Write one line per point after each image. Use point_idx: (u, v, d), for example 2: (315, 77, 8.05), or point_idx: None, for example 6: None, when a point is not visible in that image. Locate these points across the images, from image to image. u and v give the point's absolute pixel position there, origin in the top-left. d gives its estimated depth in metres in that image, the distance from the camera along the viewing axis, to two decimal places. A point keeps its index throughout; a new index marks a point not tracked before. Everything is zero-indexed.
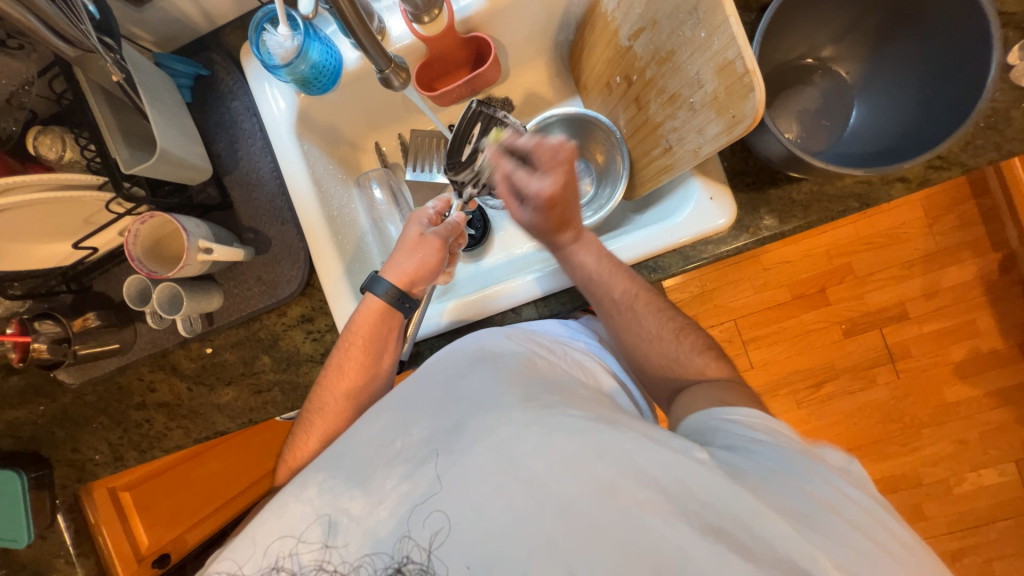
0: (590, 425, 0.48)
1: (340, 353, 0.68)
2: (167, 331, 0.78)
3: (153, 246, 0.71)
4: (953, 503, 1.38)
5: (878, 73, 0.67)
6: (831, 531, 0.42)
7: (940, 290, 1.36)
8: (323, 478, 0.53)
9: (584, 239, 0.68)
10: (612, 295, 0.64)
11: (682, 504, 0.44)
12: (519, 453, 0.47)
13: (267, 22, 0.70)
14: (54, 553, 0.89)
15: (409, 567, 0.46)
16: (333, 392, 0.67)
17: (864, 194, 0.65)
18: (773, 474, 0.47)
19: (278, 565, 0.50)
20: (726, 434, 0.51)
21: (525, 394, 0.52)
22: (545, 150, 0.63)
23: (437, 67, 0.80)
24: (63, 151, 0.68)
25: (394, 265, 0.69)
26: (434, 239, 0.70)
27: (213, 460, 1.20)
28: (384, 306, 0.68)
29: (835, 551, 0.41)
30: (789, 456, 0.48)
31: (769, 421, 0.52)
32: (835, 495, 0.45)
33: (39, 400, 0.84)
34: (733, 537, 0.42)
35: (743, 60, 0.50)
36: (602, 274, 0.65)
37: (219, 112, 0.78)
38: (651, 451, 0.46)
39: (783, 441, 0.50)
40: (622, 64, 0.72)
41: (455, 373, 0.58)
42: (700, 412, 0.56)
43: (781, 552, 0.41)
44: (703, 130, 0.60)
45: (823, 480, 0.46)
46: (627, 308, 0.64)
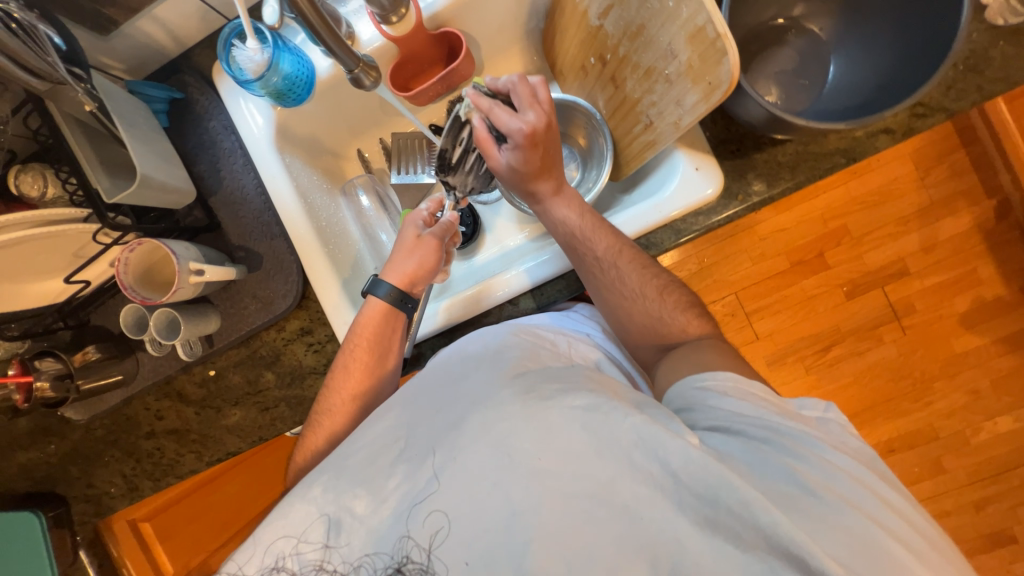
0: (590, 419, 0.47)
1: (348, 354, 0.67)
2: (169, 358, 0.78)
3: (145, 273, 0.71)
4: (971, 454, 1.38)
5: (853, 26, 0.66)
6: (823, 513, 0.42)
7: (937, 242, 1.36)
8: (327, 477, 0.52)
9: (563, 192, 0.67)
10: (595, 252, 0.64)
11: (679, 495, 0.43)
12: (519, 450, 0.46)
13: (235, 37, 0.69)
14: None
15: (409, 567, 0.46)
16: (340, 393, 0.67)
17: (850, 149, 0.64)
18: (761, 452, 0.46)
19: (278, 566, 0.50)
20: (707, 410, 0.51)
21: (524, 386, 0.51)
22: (525, 88, 0.61)
23: (411, 67, 0.79)
24: (45, 187, 0.68)
25: (396, 269, 0.69)
26: (431, 239, 0.70)
27: (228, 484, 1.17)
28: (387, 307, 0.68)
29: (824, 536, 0.41)
30: (774, 430, 0.48)
31: (743, 384, 0.51)
32: (826, 469, 0.45)
33: (48, 439, 0.84)
34: (727, 527, 0.42)
35: (714, 25, 0.50)
36: (584, 231, 0.66)
37: (197, 133, 0.78)
38: (647, 442, 0.45)
39: (766, 407, 0.50)
40: (595, 44, 0.71)
41: (455, 372, 0.57)
42: (678, 383, 0.55)
43: (774, 537, 0.41)
44: (681, 101, 0.59)
45: (810, 453, 0.46)
46: (611, 265, 0.64)
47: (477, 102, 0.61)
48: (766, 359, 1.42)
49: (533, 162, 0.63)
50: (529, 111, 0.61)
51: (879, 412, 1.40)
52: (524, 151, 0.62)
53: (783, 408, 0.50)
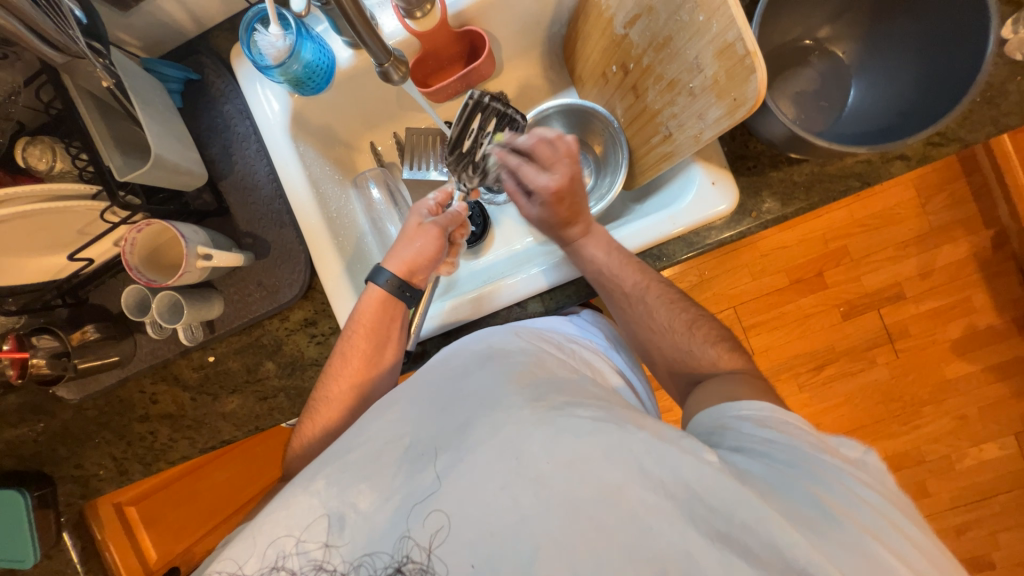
0: (600, 426, 0.47)
1: (348, 340, 0.67)
2: (168, 341, 0.77)
3: (150, 255, 0.70)
4: (955, 479, 1.40)
5: (874, 52, 0.67)
6: (842, 538, 0.41)
7: (936, 269, 1.38)
8: (331, 470, 0.52)
9: (591, 232, 0.69)
10: (623, 288, 0.66)
11: (690, 506, 0.43)
12: (526, 452, 0.46)
13: (257, 22, 0.68)
14: (63, 571, 0.90)
15: (409, 568, 0.45)
16: (337, 377, 0.66)
17: (865, 173, 0.65)
18: (784, 475, 0.46)
19: (277, 566, 0.49)
20: (736, 434, 0.51)
21: (533, 394, 0.51)
22: (545, 145, 0.68)
23: (431, 63, 0.79)
24: (53, 160, 0.66)
25: (398, 257, 0.69)
26: (433, 228, 0.70)
27: (218, 470, 1.17)
28: (385, 296, 0.68)
29: (840, 557, 0.40)
30: (806, 460, 0.47)
31: (779, 415, 0.52)
32: (852, 501, 0.44)
33: (38, 417, 0.82)
34: (740, 543, 0.42)
35: (744, 42, 0.50)
36: (611, 267, 0.67)
37: (211, 116, 0.77)
38: (658, 453, 0.46)
39: (797, 437, 0.50)
40: (618, 53, 0.71)
41: (462, 372, 0.57)
42: (708, 410, 0.56)
43: (789, 560, 0.40)
44: (703, 115, 0.59)
45: (839, 485, 0.45)
46: (638, 300, 0.66)
47: (503, 160, 0.70)
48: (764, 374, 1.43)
49: (557, 215, 0.68)
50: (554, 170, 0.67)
51: (869, 433, 1.42)
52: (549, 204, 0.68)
53: (820, 442, 0.50)
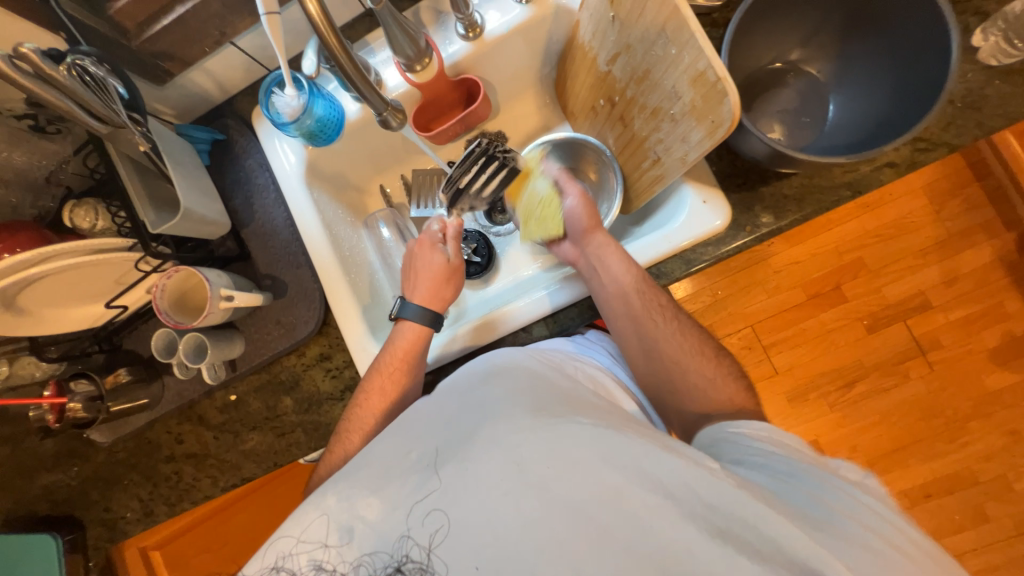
0: (600, 433, 0.48)
1: (378, 376, 0.69)
2: (194, 381, 0.81)
3: (178, 299, 0.75)
4: (1016, 501, 1.29)
5: (849, 70, 0.69)
6: (847, 535, 0.43)
7: (959, 275, 1.34)
8: (342, 487, 0.53)
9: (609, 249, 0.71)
10: (634, 309, 0.67)
11: (691, 506, 0.44)
12: (527, 458, 0.47)
13: (275, 85, 0.76)
14: None
15: (409, 567, 0.47)
16: (370, 414, 0.67)
17: (856, 182, 0.66)
18: (786, 483, 0.48)
19: (277, 566, 0.51)
20: (734, 446, 0.54)
21: (536, 404, 0.52)
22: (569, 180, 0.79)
23: (432, 110, 0.85)
24: (95, 220, 0.73)
25: (431, 296, 0.75)
26: (458, 260, 0.78)
27: (239, 513, 1.15)
28: (424, 330, 0.72)
29: (847, 553, 0.41)
30: (805, 466, 0.49)
31: (778, 433, 0.54)
32: (853, 502, 0.46)
33: (73, 461, 0.86)
34: (739, 538, 0.42)
35: (714, 69, 0.53)
36: (632, 287, 0.68)
37: (235, 170, 0.84)
38: (658, 457, 0.46)
39: (795, 450, 0.52)
40: (604, 87, 0.76)
41: (467, 389, 0.58)
42: (709, 427, 0.59)
43: (793, 556, 0.41)
44: (687, 138, 0.62)
45: (840, 488, 0.47)
46: (645, 322, 0.67)
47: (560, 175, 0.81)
48: (788, 394, 1.38)
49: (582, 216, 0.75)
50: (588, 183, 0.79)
51: (911, 453, 1.34)
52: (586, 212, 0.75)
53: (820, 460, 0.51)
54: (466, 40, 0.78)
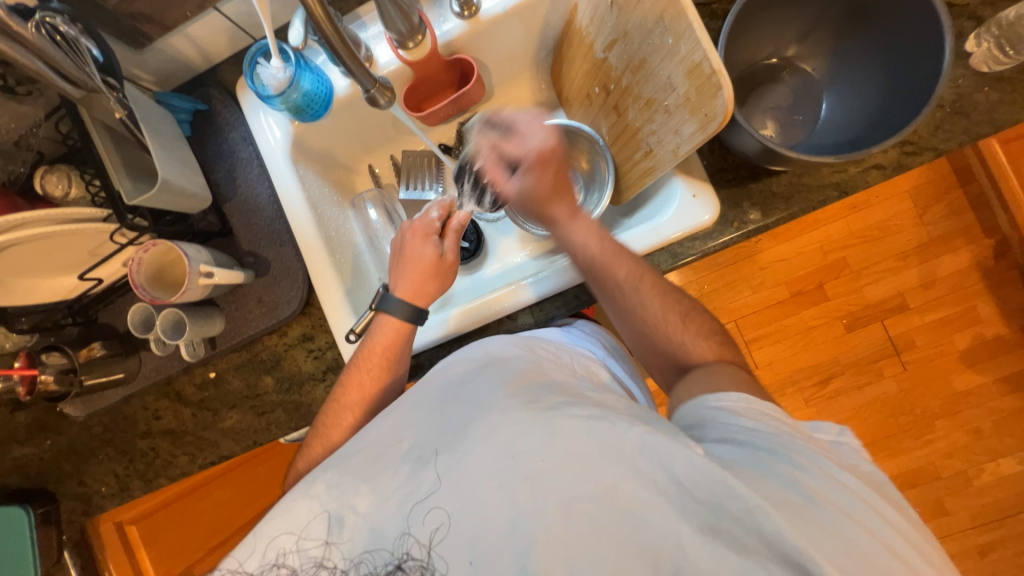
0: (595, 426, 0.48)
1: (358, 371, 0.69)
2: (171, 358, 0.80)
3: (156, 274, 0.73)
4: (974, 496, 1.35)
5: (844, 70, 0.69)
6: (827, 524, 0.43)
7: (937, 279, 1.37)
8: (330, 475, 0.54)
9: (578, 214, 0.71)
10: (616, 278, 0.65)
11: (682, 502, 0.45)
12: (523, 452, 0.48)
13: (260, 55, 0.73)
14: None
15: (410, 564, 0.48)
16: (349, 406, 0.67)
17: (843, 182, 0.67)
18: (769, 463, 0.47)
19: (277, 563, 0.52)
20: (716, 426, 0.51)
21: (529, 396, 0.52)
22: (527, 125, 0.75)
23: (424, 89, 0.83)
24: (68, 187, 0.71)
25: (416, 289, 0.72)
26: (452, 256, 0.74)
27: (219, 490, 1.16)
28: (403, 325, 0.71)
29: (823, 542, 0.41)
30: (787, 446, 0.48)
31: (756, 405, 0.52)
32: (831, 484, 0.46)
33: (44, 435, 0.85)
34: (728, 533, 0.43)
35: (709, 61, 0.53)
36: (603, 256, 0.67)
37: (218, 143, 0.81)
38: (651, 449, 0.46)
39: (783, 428, 0.50)
40: (600, 75, 0.75)
41: (459, 377, 0.58)
42: (690, 403, 0.56)
43: (777, 547, 0.42)
44: (679, 130, 0.62)
45: (821, 471, 0.47)
46: (632, 293, 0.65)
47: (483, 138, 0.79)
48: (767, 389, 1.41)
49: (542, 184, 0.72)
50: (532, 137, 0.73)
51: (880, 448, 1.38)
52: (530, 172, 0.72)
53: (798, 430, 0.51)
54: (461, 18, 0.76)
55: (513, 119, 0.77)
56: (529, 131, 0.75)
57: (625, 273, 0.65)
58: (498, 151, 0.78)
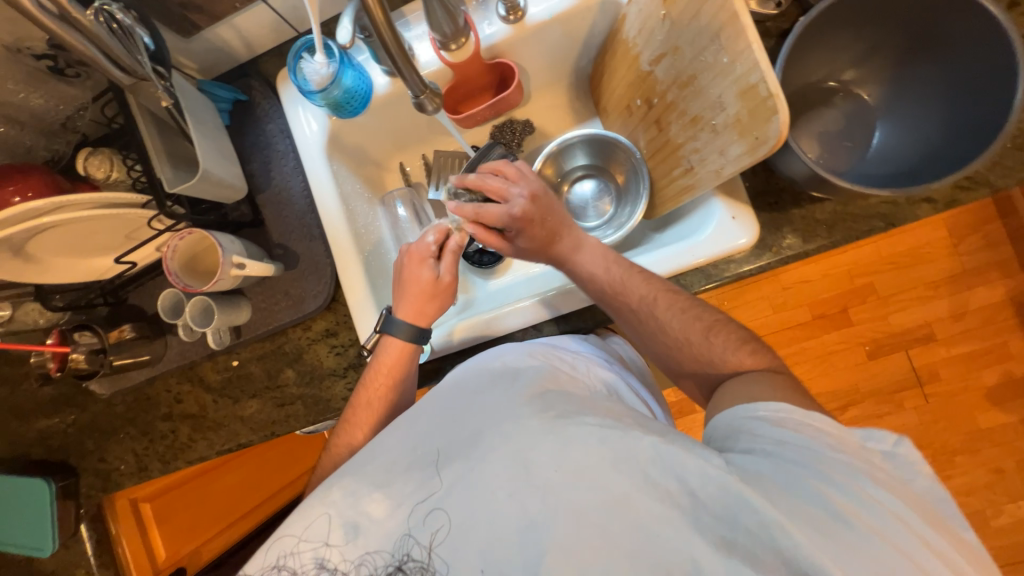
0: (607, 435, 0.48)
1: (366, 391, 0.68)
2: (197, 344, 0.81)
3: (190, 261, 0.74)
4: (991, 537, 1.31)
5: (900, 97, 0.67)
6: (852, 539, 0.40)
7: (968, 311, 1.33)
8: (347, 482, 0.52)
9: (585, 245, 0.70)
10: (630, 303, 0.64)
11: (696, 515, 0.43)
12: (534, 461, 0.47)
13: (305, 50, 0.73)
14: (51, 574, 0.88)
15: (409, 566, 0.48)
16: (359, 425, 0.67)
17: (890, 214, 0.65)
18: (795, 474, 0.45)
19: (278, 565, 0.51)
20: (749, 436, 0.50)
21: (543, 405, 0.52)
22: (502, 189, 0.68)
23: (462, 91, 0.82)
24: (110, 170, 0.71)
25: (415, 313, 0.70)
26: (448, 279, 0.70)
27: (229, 474, 1.19)
28: (407, 347, 0.70)
29: (847, 559, 0.39)
30: (816, 457, 0.46)
31: (801, 416, 0.50)
32: (866, 501, 0.42)
33: (70, 409, 0.87)
34: (744, 547, 0.41)
35: (767, 84, 0.51)
36: (614, 282, 0.66)
37: (255, 134, 0.82)
38: (664, 460, 0.46)
39: (813, 436, 0.48)
40: (643, 87, 0.73)
41: (477, 389, 0.57)
42: (724, 413, 0.54)
43: (793, 561, 0.40)
44: (724, 151, 0.61)
45: (855, 486, 0.43)
46: (648, 314, 0.64)
47: (461, 212, 0.69)
48: None
49: (539, 236, 0.69)
50: (518, 188, 0.68)
51: None
52: (524, 232, 0.69)
53: (840, 441, 0.47)
54: (506, 22, 0.75)
55: (479, 181, 0.69)
56: (515, 187, 0.69)
57: (642, 296, 0.64)
58: (479, 218, 0.70)
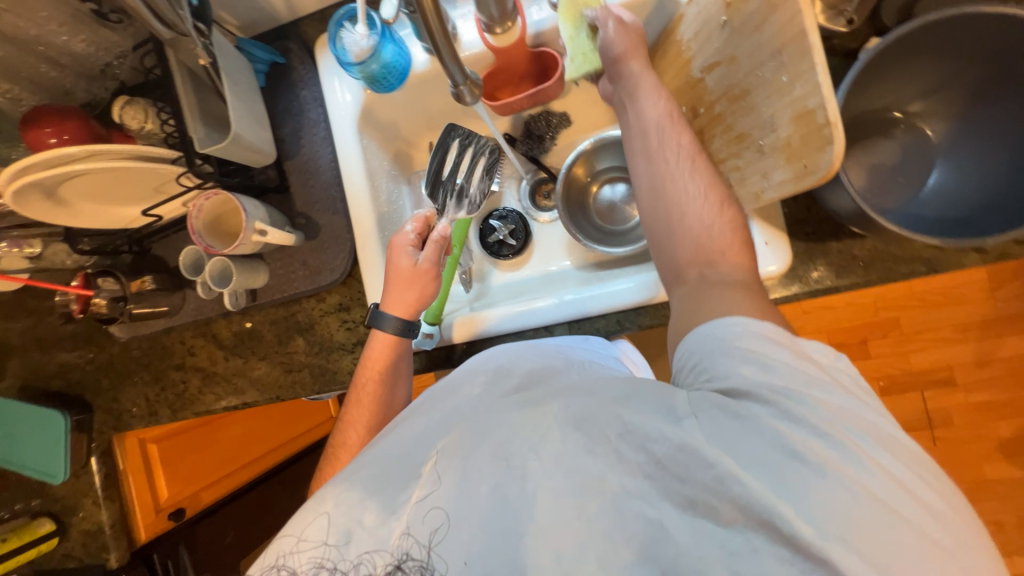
0: (580, 420, 0.46)
1: (357, 391, 0.70)
2: (213, 301, 0.82)
3: (214, 221, 0.75)
4: None
5: (966, 137, 0.63)
6: (806, 480, 0.37)
7: (994, 360, 1.28)
8: (339, 491, 0.51)
9: (643, 89, 0.63)
10: (669, 146, 0.59)
11: (661, 480, 0.42)
12: (514, 450, 0.47)
13: (347, 19, 0.71)
14: (60, 500, 0.93)
15: (409, 565, 0.46)
16: (355, 426, 0.68)
17: (935, 259, 0.62)
18: (752, 414, 0.41)
19: (277, 565, 0.49)
20: (714, 371, 0.45)
21: (524, 396, 0.51)
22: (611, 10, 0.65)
23: (502, 77, 0.79)
24: (144, 121, 0.71)
25: (395, 301, 0.71)
26: (427, 266, 0.71)
27: (233, 425, 1.22)
28: (393, 338, 0.71)
29: (803, 502, 0.37)
30: (776, 391, 0.41)
31: (757, 330, 0.46)
32: (825, 438, 0.39)
33: (89, 347, 0.90)
34: (706, 505, 0.39)
35: (826, 111, 0.48)
36: (663, 125, 0.60)
37: (289, 98, 0.81)
38: (632, 432, 0.43)
39: (764, 377, 0.43)
40: (690, 95, 0.70)
41: (467, 382, 0.59)
42: (701, 329, 0.49)
43: (749, 508, 0.38)
44: (768, 174, 0.58)
45: (810, 421, 0.39)
46: (683, 159, 0.59)
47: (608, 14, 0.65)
48: None
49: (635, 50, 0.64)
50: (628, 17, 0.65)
51: None
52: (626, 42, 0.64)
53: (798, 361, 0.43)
54: (556, 10, 0.72)
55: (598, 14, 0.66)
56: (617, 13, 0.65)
57: (682, 147, 0.59)
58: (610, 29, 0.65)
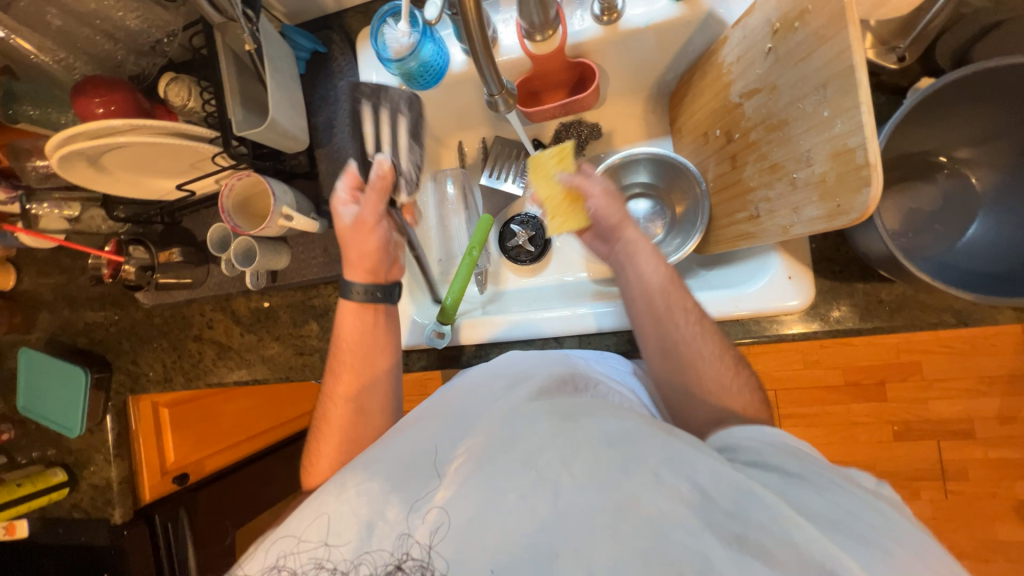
0: (614, 439, 0.47)
1: (336, 364, 0.71)
2: (235, 279, 0.84)
3: (244, 201, 0.77)
4: None
5: (1013, 189, 0.60)
6: (866, 538, 0.39)
7: (1019, 417, 1.23)
8: (361, 479, 0.50)
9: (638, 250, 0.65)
10: (668, 313, 0.61)
11: (707, 512, 0.42)
12: (543, 459, 0.47)
13: (390, 15, 0.72)
14: (74, 451, 0.97)
15: (408, 565, 0.45)
16: (335, 399, 0.69)
17: (965, 311, 0.59)
18: (794, 484, 0.44)
19: (278, 565, 0.47)
20: (748, 450, 0.49)
21: (551, 405, 0.52)
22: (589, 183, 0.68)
23: (536, 84, 0.79)
24: (186, 99, 0.74)
25: (351, 259, 0.71)
26: (364, 216, 0.69)
27: (242, 398, 1.25)
28: (358, 307, 0.71)
29: (863, 555, 0.38)
30: (814, 469, 0.45)
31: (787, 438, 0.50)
32: (867, 509, 0.41)
33: (115, 309, 0.93)
34: (756, 544, 0.40)
35: (866, 152, 0.46)
36: (663, 289, 0.62)
37: (326, 87, 0.82)
38: (675, 460, 0.45)
39: (807, 458, 0.47)
40: (726, 119, 0.69)
41: (494, 385, 0.60)
42: (734, 427, 0.54)
43: (809, 557, 0.38)
44: (799, 210, 0.57)
45: (848, 492, 0.43)
46: (681, 324, 0.60)
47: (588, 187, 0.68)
48: None
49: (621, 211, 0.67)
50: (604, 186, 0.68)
51: None
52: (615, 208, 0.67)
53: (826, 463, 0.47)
54: (598, 22, 0.72)
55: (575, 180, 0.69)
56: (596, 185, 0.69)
57: (688, 313, 0.61)
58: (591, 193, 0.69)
